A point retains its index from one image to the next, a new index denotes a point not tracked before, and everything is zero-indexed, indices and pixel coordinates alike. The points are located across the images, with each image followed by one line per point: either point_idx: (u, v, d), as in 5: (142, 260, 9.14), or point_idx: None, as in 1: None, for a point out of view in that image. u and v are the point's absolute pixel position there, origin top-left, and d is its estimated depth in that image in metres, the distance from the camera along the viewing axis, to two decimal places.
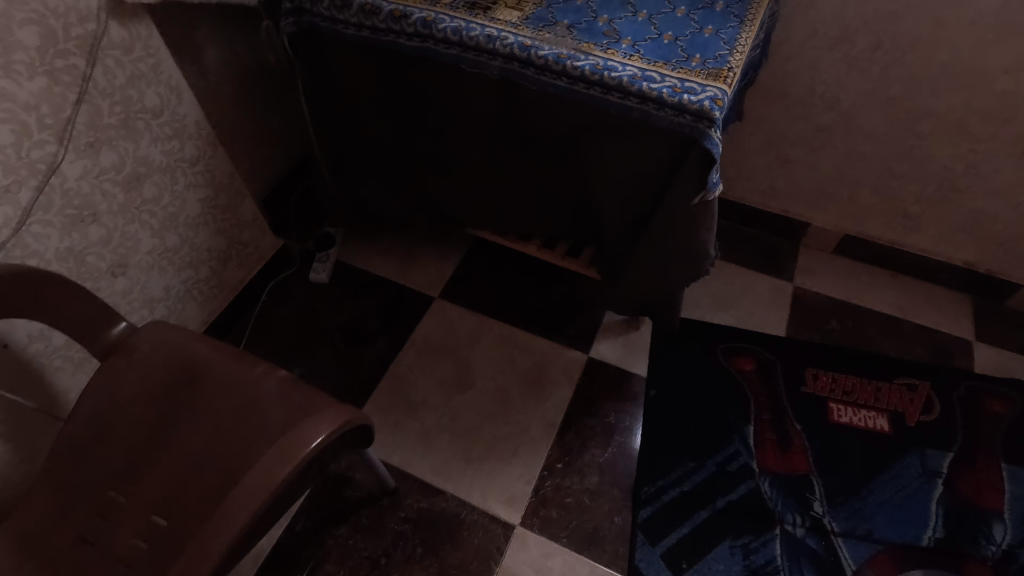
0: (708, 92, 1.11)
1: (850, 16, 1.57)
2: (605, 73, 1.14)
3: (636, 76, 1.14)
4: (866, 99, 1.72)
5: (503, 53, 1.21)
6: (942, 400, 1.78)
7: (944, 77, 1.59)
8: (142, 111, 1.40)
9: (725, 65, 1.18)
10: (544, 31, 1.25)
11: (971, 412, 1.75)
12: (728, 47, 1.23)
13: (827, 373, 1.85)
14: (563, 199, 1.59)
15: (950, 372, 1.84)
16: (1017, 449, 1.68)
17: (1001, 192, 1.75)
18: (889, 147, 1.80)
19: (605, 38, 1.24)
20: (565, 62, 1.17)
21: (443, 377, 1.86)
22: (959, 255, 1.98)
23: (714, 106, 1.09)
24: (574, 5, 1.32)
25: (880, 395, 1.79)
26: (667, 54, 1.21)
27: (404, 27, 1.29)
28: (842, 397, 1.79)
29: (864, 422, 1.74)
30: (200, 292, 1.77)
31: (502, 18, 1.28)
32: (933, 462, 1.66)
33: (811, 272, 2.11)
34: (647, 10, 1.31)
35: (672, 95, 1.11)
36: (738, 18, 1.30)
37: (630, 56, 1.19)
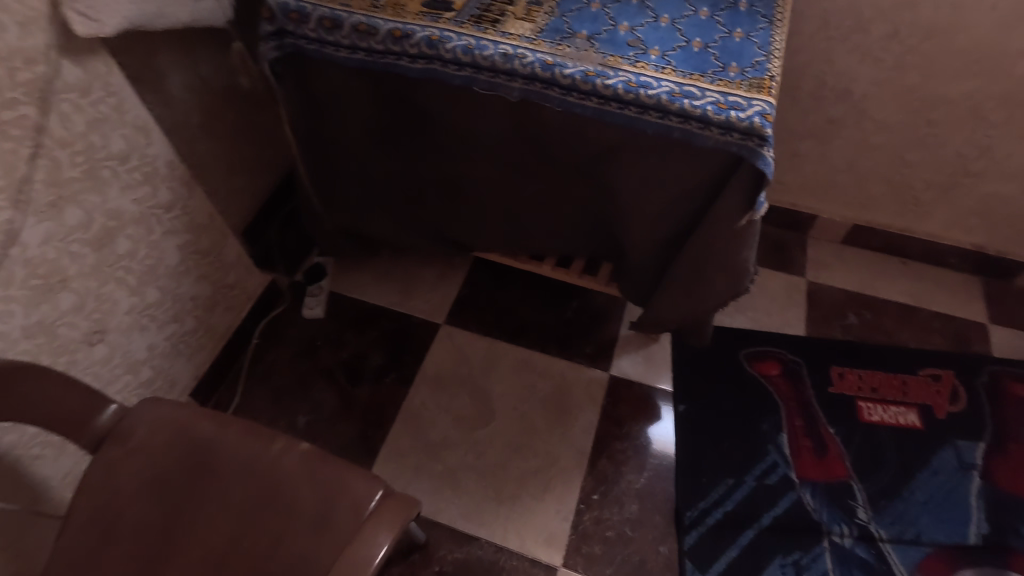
0: (755, 107, 1.02)
1: (865, 6, 1.50)
2: (640, 91, 1.04)
3: (675, 92, 1.04)
4: (879, 89, 1.66)
5: (522, 73, 1.10)
6: (968, 388, 1.79)
7: (962, 63, 1.54)
8: (108, 158, 1.23)
9: (766, 73, 1.09)
10: (564, 45, 1.14)
11: (997, 399, 1.77)
12: (763, 52, 1.13)
13: (853, 370, 1.82)
14: (582, 219, 1.49)
15: (970, 360, 1.85)
16: None
17: (1014, 175, 1.74)
18: (902, 136, 1.75)
19: (631, 50, 1.13)
20: (595, 81, 1.06)
21: (461, 411, 1.75)
22: (969, 238, 1.97)
23: (765, 122, 1.00)
24: (589, 12, 1.21)
25: (908, 389, 1.78)
26: (701, 64, 1.11)
27: (406, 48, 1.15)
28: (870, 394, 1.77)
29: (895, 419, 1.73)
30: (188, 345, 1.61)
31: (514, 32, 1.16)
32: (967, 455, 1.66)
33: (822, 265, 2.08)
34: (669, 15, 1.21)
35: (717, 112, 1.01)
36: (768, 18, 1.20)
37: (662, 69, 1.09)
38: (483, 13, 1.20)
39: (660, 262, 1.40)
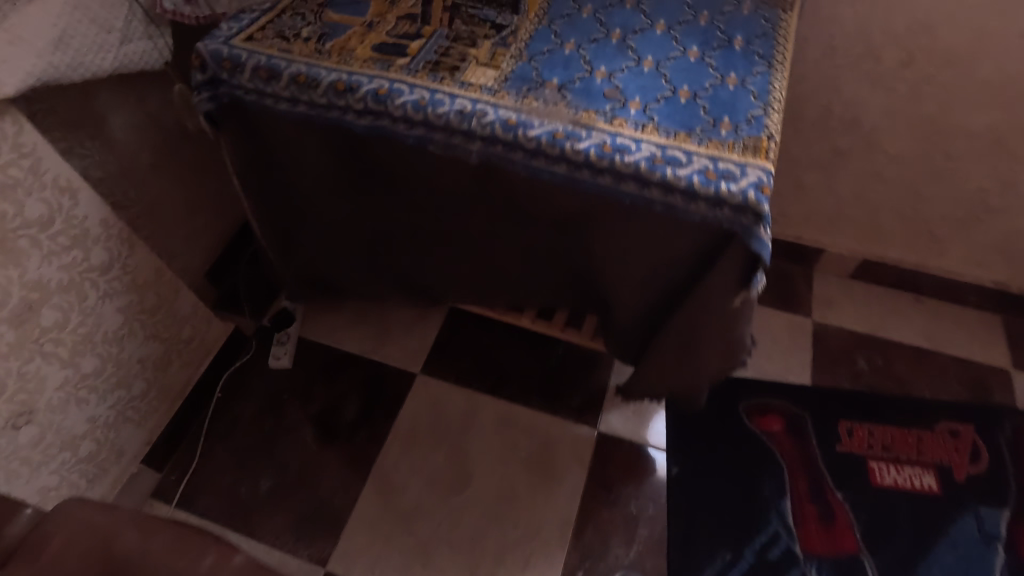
0: (750, 175, 0.87)
1: (875, 31, 1.34)
2: (615, 157, 0.90)
3: (657, 158, 0.89)
4: (892, 119, 1.49)
5: (481, 133, 0.95)
6: (990, 446, 1.63)
7: (986, 93, 1.37)
8: (24, 226, 1.10)
9: (764, 131, 0.94)
10: (530, 98, 0.99)
11: None
12: (760, 103, 0.98)
13: (862, 426, 1.67)
14: (562, 273, 1.35)
15: (992, 411, 1.69)
16: None
17: None
18: (917, 170, 1.59)
19: (607, 102, 0.98)
20: (563, 144, 0.92)
21: (436, 473, 1.62)
22: (991, 275, 1.80)
23: (760, 195, 0.85)
24: (561, 56, 1.06)
25: (923, 446, 1.64)
26: (689, 119, 0.96)
27: (351, 102, 1.01)
28: (881, 453, 1.63)
29: (909, 481, 1.58)
30: (137, 410, 1.48)
31: (474, 83, 1.01)
32: (990, 524, 1.52)
33: (829, 303, 1.92)
34: (652, 58, 1.06)
35: (704, 183, 0.86)
36: (765, 61, 1.05)
37: (642, 128, 0.94)
38: (440, 59, 1.06)
39: (647, 326, 1.26)
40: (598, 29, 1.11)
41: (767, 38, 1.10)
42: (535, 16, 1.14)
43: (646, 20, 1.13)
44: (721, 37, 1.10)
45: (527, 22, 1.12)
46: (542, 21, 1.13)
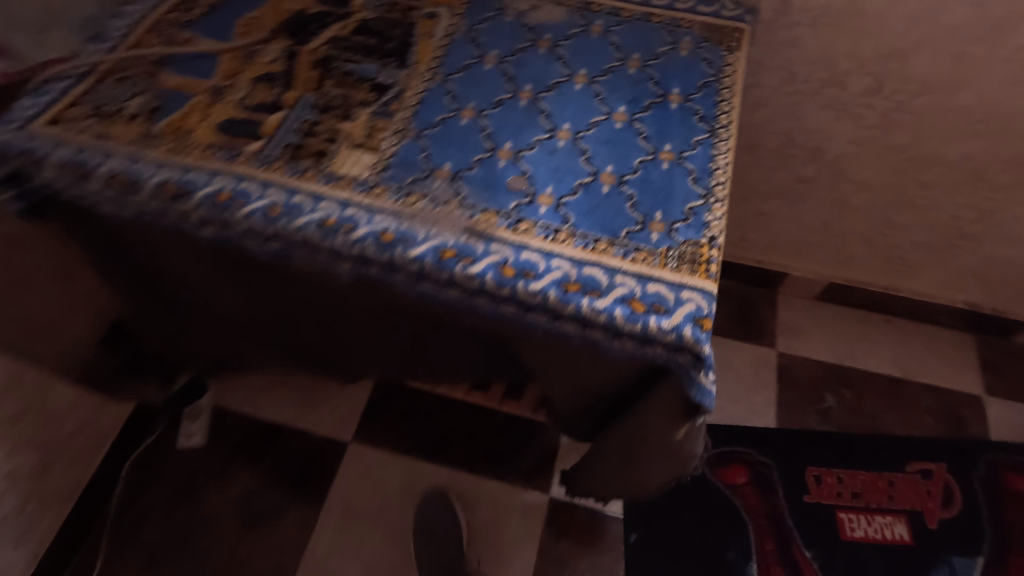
0: (686, 304, 0.69)
1: (840, 55, 1.15)
2: (518, 284, 0.70)
3: (571, 283, 0.71)
4: (860, 148, 1.33)
5: (348, 253, 0.74)
6: (962, 485, 1.55)
7: (964, 122, 1.21)
8: None
9: (704, 231, 0.75)
10: (415, 196, 0.78)
11: (995, 496, 1.54)
12: (701, 189, 0.79)
13: (832, 472, 1.56)
14: (491, 354, 1.17)
15: (964, 447, 1.61)
16: None
17: (1019, 239, 1.45)
18: (887, 197, 1.44)
19: (512, 197, 0.79)
20: (452, 266, 0.72)
21: (374, 559, 1.47)
22: (962, 297, 1.70)
23: (699, 332, 0.67)
24: (456, 128, 0.85)
25: (894, 492, 1.54)
26: (613, 219, 0.77)
27: (186, 211, 0.78)
28: (852, 502, 1.53)
29: (880, 532, 1.49)
30: (12, 529, 1.28)
31: (345, 174, 0.80)
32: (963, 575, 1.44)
33: (795, 330, 1.79)
34: (570, 126, 0.86)
35: (629, 318, 0.68)
36: (707, 126, 0.86)
37: (555, 235, 0.75)
38: (304, 138, 0.84)
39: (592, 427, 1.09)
40: (504, 87, 0.90)
41: (710, 91, 0.90)
42: (427, 71, 0.92)
43: (563, 71, 0.92)
44: (655, 92, 0.90)
45: (417, 80, 0.90)
46: (436, 77, 0.91)
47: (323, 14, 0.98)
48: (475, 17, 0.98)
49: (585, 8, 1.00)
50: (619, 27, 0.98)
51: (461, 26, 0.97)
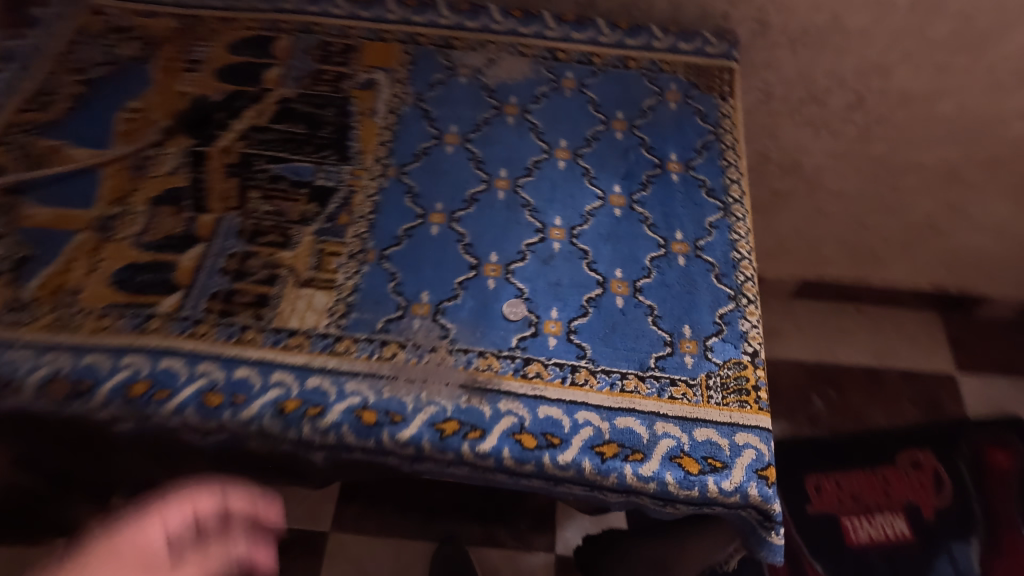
0: (744, 453, 0.58)
1: (819, 73, 1.06)
2: (544, 456, 0.57)
3: (606, 445, 0.58)
4: (837, 160, 1.25)
5: (322, 442, 0.58)
6: (950, 470, 1.57)
7: (942, 130, 1.16)
8: None
9: (743, 346, 0.64)
10: (393, 348, 0.62)
11: (979, 475, 1.57)
12: (728, 289, 0.68)
13: (830, 478, 1.55)
14: None
15: (946, 429, 1.63)
16: None
17: (987, 229, 1.44)
18: (862, 204, 1.38)
19: (511, 330, 0.64)
20: (459, 444, 0.57)
21: None
22: (929, 281, 1.70)
23: (766, 487, 0.57)
24: (426, 242, 0.69)
25: (890, 488, 1.54)
26: (636, 342, 0.64)
27: (89, 409, 0.59)
28: (852, 505, 1.52)
29: (883, 532, 1.49)
30: None
31: (298, 329, 0.63)
32: (963, 561, 1.45)
33: (773, 335, 1.75)
34: (562, 221, 0.71)
35: (684, 482, 0.57)
36: (719, 201, 0.73)
37: (574, 379, 0.62)
38: (235, 281, 0.65)
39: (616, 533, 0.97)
40: (475, 176, 0.74)
41: (713, 153, 0.77)
42: (377, 164, 0.74)
43: (541, 146, 0.77)
44: (651, 161, 0.76)
45: (365, 179, 0.73)
46: (388, 171, 0.74)
47: (230, 97, 0.77)
48: (421, 82, 0.80)
49: (550, 56, 0.84)
50: (594, 78, 0.82)
51: (406, 95, 0.79)
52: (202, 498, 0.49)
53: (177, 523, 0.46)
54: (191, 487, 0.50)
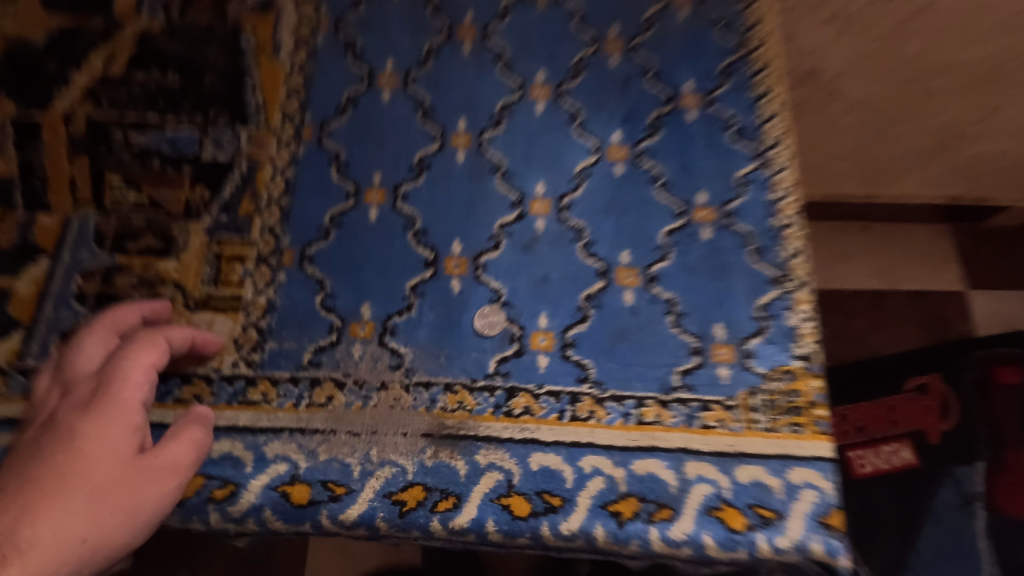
0: (800, 499, 0.44)
1: None
2: (539, 524, 0.42)
3: (619, 502, 0.43)
4: None
5: (239, 528, 0.42)
6: (960, 386, 1.08)
7: None
8: None
9: (793, 346, 0.49)
10: (329, 389, 0.46)
11: (984, 390, 1.06)
12: (770, 269, 0.51)
13: (838, 407, 1.10)
14: None
15: (959, 343, 1.11)
16: None
17: None
18: None
19: (487, 347, 0.48)
20: (425, 518, 0.42)
21: None
22: None
23: (834, 543, 0.42)
24: (364, 234, 0.51)
25: (888, 412, 1.07)
26: (654, 353, 0.48)
27: None
28: (853, 435, 1.07)
29: (888, 459, 1.03)
30: None
31: (194, 374, 0.46)
32: (967, 482, 1.00)
33: None
34: (545, 188, 0.53)
35: (726, 544, 0.42)
36: (753, 145, 0.55)
37: (574, 412, 0.46)
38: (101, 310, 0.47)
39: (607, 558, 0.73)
40: (423, 134, 0.54)
41: (741, 78, 0.57)
42: (287, 124, 0.54)
43: (510, 84, 0.57)
44: (658, 95, 0.57)
45: (273, 149, 0.53)
46: (304, 134, 0.54)
47: (64, 35, 0.53)
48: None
49: None
50: None
51: (320, 20, 0.57)
52: (145, 353, 0.40)
53: (138, 395, 0.39)
54: (129, 345, 0.41)
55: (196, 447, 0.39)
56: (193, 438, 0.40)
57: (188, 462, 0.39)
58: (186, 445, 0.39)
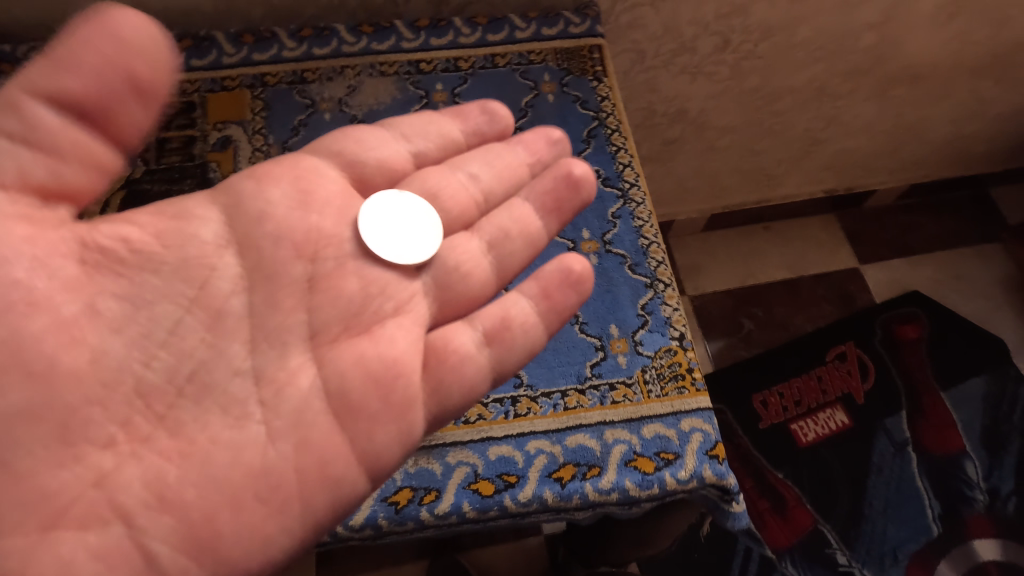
0: (655, 448, 0.64)
1: (686, 22, 1.09)
2: (481, 506, 0.60)
3: (512, 472, 0.62)
4: (761, 71, 1.25)
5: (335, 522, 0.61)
6: (871, 356, 1.73)
7: (823, 35, 1.19)
8: None
9: (666, 389, 0.67)
10: None
11: (863, 366, 1.72)
12: (644, 277, 0.74)
13: (835, 364, 1.72)
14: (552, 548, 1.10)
15: (855, 322, 1.78)
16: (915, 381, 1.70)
17: (919, 85, 1.42)
18: (795, 102, 1.38)
19: None
20: (412, 516, 0.60)
21: None
22: (920, 120, 1.57)
23: (698, 473, 0.62)
24: None
25: (825, 385, 1.69)
26: (570, 357, 0.69)
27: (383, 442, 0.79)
28: (824, 397, 1.68)
29: (828, 427, 1.64)
30: None
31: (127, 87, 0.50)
32: (898, 433, 1.63)
33: (754, 258, 1.86)
34: None
35: (597, 487, 0.61)
36: (646, 277, 0.74)
37: (517, 410, 0.66)
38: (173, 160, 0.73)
39: (586, 555, 1.08)
40: None
41: (601, 141, 0.82)
42: None
43: None
44: None
45: None
46: None
47: None
48: (281, 129, 0.77)
49: (414, 69, 0.83)
50: (464, 86, 0.83)
51: (270, 147, 0.76)
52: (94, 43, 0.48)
53: (74, 81, 0.49)
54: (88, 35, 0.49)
55: (99, 64, 0.49)
56: (97, 56, 0.49)
57: (94, 81, 0.49)
58: (95, 60, 0.49)
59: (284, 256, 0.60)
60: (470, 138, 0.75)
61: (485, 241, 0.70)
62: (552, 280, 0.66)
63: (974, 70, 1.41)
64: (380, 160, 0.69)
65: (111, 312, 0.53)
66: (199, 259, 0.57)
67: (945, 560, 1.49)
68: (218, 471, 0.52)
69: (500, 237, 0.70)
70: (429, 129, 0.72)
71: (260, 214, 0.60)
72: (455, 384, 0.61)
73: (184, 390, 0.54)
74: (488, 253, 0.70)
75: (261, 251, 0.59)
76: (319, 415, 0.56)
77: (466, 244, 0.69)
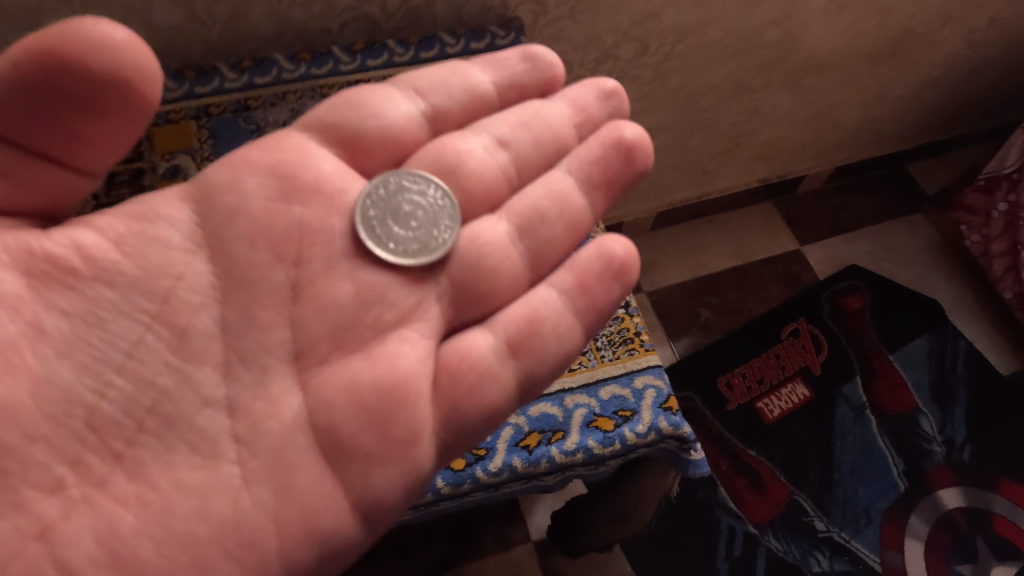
0: (611, 407, 0.71)
1: (605, 31, 1.17)
2: (458, 480, 0.67)
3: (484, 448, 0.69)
4: (681, 73, 1.35)
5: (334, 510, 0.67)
6: (822, 329, 1.82)
7: (730, 34, 1.30)
8: None
9: (618, 351, 0.76)
10: None
11: (818, 340, 1.80)
12: None
13: (791, 340, 1.80)
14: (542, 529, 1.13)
15: (804, 298, 1.88)
16: (864, 348, 1.80)
17: (825, 72, 1.55)
18: (717, 98, 1.49)
19: None
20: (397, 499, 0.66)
21: None
22: (832, 106, 1.70)
23: (652, 426, 0.69)
24: None
25: (783, 360, 1.77)
26: None
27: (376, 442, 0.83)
28: (783, 371, 1.75)
29: (791, 401, 1.71)
30: None
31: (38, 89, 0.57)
32: (856, 398, 1.72)
33: (703, 249, 1.96)
34: None
35: (562, 451, 0.68)
36: None
37: None
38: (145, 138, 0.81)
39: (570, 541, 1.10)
40: None
41: None
42: None
43: None
44: None
45: None
46: None
47: None
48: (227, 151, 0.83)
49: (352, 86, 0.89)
50: None
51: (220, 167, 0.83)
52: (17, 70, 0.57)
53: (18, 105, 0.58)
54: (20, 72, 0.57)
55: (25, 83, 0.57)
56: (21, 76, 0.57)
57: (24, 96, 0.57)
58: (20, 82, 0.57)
59: (253, 264, 0.67)
60: (503, 86, 0.83)
61: (515, 224, 0.77)
62: (589, 271, 0.72)
63: (872, 54, 1.55)
64: (384, 126, 0.76)
65: (60, 329, 0.60)
66: (162, 270, 0.64)
67: (914, 514, 1.57)
68: (180, 528, 0.58)
69: (537, 219, 0.77)
70: (452, 82, 0.80)
71: (232, 208, 0.67)
72: (478, 401, 0.66)
73: (142, 420, 0.61)
74: (521, 238, 0.76)
75: (235, 254, 0.67)
76: (287, 440, 0.63)
77: (496, 228, 0.75)
